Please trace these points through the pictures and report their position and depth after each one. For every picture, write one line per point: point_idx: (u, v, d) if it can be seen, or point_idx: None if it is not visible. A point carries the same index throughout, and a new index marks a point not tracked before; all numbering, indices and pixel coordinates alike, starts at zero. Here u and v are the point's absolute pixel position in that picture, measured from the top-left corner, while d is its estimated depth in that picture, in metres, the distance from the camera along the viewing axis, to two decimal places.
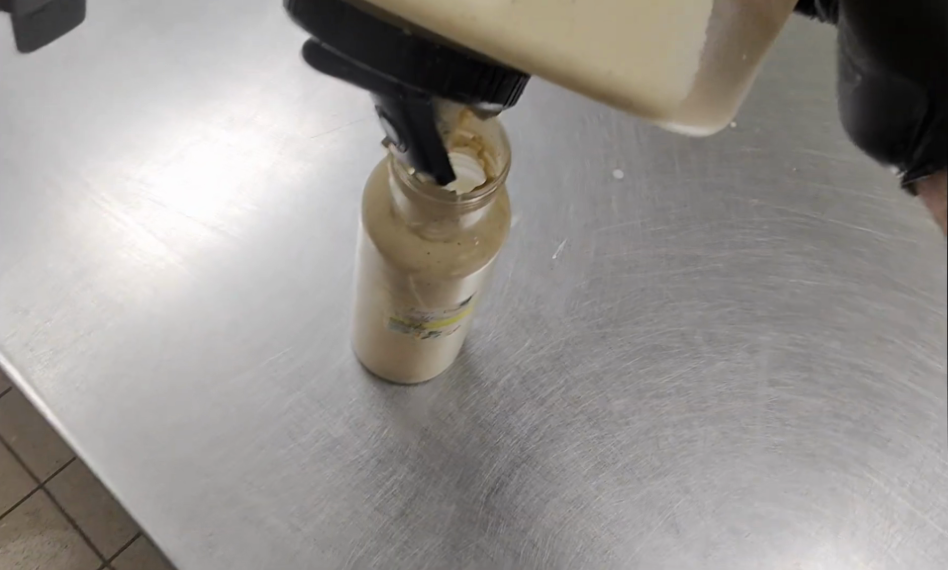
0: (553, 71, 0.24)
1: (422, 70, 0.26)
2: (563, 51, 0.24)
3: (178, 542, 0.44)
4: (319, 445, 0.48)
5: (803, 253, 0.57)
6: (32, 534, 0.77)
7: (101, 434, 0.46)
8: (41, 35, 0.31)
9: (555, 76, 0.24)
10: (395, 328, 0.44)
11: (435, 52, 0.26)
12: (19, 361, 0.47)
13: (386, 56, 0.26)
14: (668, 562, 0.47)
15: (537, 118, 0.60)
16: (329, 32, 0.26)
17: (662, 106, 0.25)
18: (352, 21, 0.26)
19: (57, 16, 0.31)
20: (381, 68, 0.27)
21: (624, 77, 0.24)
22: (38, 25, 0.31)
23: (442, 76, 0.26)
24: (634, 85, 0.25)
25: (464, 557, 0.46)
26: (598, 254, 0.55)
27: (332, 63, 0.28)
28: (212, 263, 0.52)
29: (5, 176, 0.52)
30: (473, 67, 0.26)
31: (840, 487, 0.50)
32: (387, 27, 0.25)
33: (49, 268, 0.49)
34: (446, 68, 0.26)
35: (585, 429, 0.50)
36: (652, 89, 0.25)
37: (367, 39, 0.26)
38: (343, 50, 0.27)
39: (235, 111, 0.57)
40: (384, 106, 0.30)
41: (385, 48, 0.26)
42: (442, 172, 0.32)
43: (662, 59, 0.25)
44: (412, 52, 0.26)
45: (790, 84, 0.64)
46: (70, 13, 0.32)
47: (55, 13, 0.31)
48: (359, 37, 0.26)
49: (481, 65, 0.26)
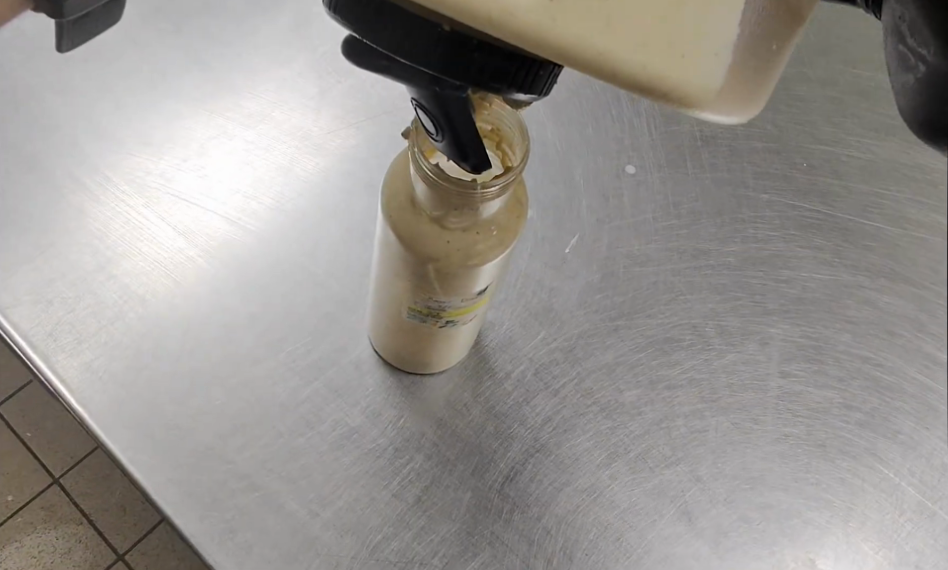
0: (589, 65, 0.24)
1: (461, 63, 0.27)
2: (600, 46, 0.24)
3: (200, 528, 0.45)
4: (336, 433, 0.49)
5: (813, 248, 0.58)
6: (47, 528, 0.82)
7: (124, 422, 0.47)
8: (82, 32, 0.32)
9: (592, 71, 0.25)
10: (414, 318, 0.45)
11: (474, 47, 0.27)
12: (44, 351, 0.48)
13: (426, 52, 0.27)
14: (680, 550, 0.48)
15: (549, 114, 0.60)
16: (371, 29, 0.27)
17: (701, 96, 0.25)
18: (390, 17, 0.27)
19: (98, 17, 0.32)
20: (419, 62, 0.27)
21: (662, 69, 0.25)
22: (81, 24, 0.31)
23: (479, 69, 0.27)
24: (672, 77, 0.25)
25: (480, 543, 0.47)
26: (611, 248, 0.56)
27: (372, 58, 0.29)
28: (231, 256, 0.53)
29: (28, 170, 0.53)
30: (509, 60, 0.27)
31: (849, 477, 0.50)
32: (427, 22, 0.26)
33: (71, 260, 0.51)
34: (482, 62, 0.27)
35: (598, 420, 0.51)
36: (690, 78, 0.25)
37: (406, 34, 0.27)
38: (381, 45, 0.28)
39: (252, 107, 0.58)
40: (420, 98, 0.31)
41: (424, 42, 0.27)
42: (478, 162, 0.33)
43: (699, 51, 0.25)
44: (450, 45, 0.27)
45: (799, 80, 0.65)
46: (110, 13, 0.32)
47: (98, 13, 0.32)
48: (397, 32, 0.27)
49: (517, 59, 0.27)
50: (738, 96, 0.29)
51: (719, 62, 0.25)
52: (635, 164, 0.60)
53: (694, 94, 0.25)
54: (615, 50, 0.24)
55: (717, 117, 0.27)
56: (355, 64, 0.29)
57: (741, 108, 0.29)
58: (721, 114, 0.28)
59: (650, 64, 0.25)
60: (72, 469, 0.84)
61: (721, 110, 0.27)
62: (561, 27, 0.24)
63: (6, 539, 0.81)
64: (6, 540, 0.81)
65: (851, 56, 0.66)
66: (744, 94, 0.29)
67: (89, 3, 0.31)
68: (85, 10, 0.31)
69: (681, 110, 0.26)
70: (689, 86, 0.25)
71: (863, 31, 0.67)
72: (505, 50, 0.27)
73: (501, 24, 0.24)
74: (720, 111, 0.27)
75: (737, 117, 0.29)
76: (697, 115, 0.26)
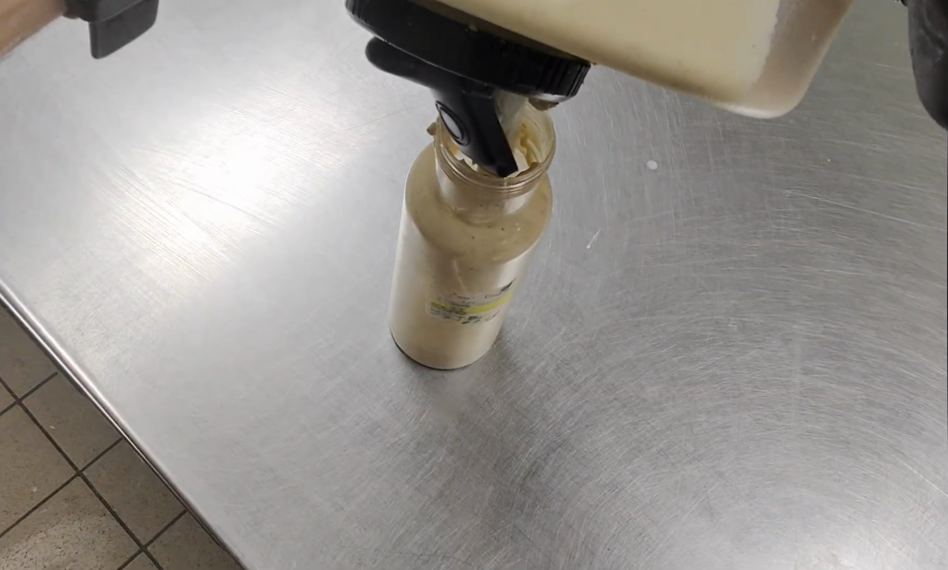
0: (622, 60, 0.24)
1: (490, 64, 0.27)
2: (634, 41, 0.24)
3: (226, 519, 0.45)
4: (359, 428, 0.49)
5: (836, 244, 0.57)
6: (72, 520, 0.83)
7: (151, 415, 0.47)
8: (115, 40, 0.33)
9: (625, 67, 0.25)
10: (437, 314, 0.45)
11: (501, 48, 0.27)
12: (72, 345, 0.49)
13: (454, 53, 0.27)
14: (702, 545, 0.48)
15: (570, 109, 0.60)
16: (398, 33, 0.28)
17: (737, 90, 0.25)
18: (415, 18, 0.27)
19: (128, 20, 0.32)
20: (445, 64, 0.28)
21: (696, 63, 0.25)
22: (114, 32, 0.32)
23: (507, 69, 0.27)
24: (706, 71, 0.25)
25: (502, 537, 0.47)
26: (632, 244, 0.56)
27: (397, 61, 0.30)
28: (253, 251, 0.53)
29: (55, 166, 0.53)
30: (537, 60, 0.27)
31: (873, 474, 0.50)
32: (454, 21, 0.27)
33: (98, 255, 0.51)
34: (510, 61, 0.27)
35: (620, 415, 0.51)
36: (725, 71, 0.25)
37: (431, 34, 0.27)
38: (407, 48, 0.28)
39: (274, 103, 0.59)
40: (445, 101, 0.31)
41: (449, 43, 0.27)
42: (503, 164, 0.34)
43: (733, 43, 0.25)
44: (478, 43, 0.27)
45: (824, 75, 0.64)
46: (141, 19, 0.33)
47: (128, 20, 0.32)
48: (422, 34, 0.27)
49: (545, 58, 0.27)
50: (776, 89, 0.28)
51: (754, 55, 0.25)
52: (657, 160, 0.60)
53: (729, 87, 0.25)
54: (649, 44, 0.24)
55: (751, 113, 0.28)
56: (380, 69, 0.30)
57: (779, 99, 0.28)
58: (755, 110, 0.27)
59: (684, 59, 0.24)
60: (96, 461, 0.85)
61: (755, 104, 0.27)
62: (593, 23, 0.24)
63: (32, 530, 0.82)
64: (32, 531, 0.82)
65: (874, 50, 0.66)
66: (782, 85, 0.29)
67: (120, 6, 0.31)
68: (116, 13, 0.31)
69: (715, 104, 0.26)
70: (724, 79, 0.25)
71: (886, 25, 0.67)
72: (534, 49, 0.27)
73: (532, 21, 0.24)
74: (754, 105, 0.27)
75: (775, 110, 0.29)
76: (732, 109, 0.26)
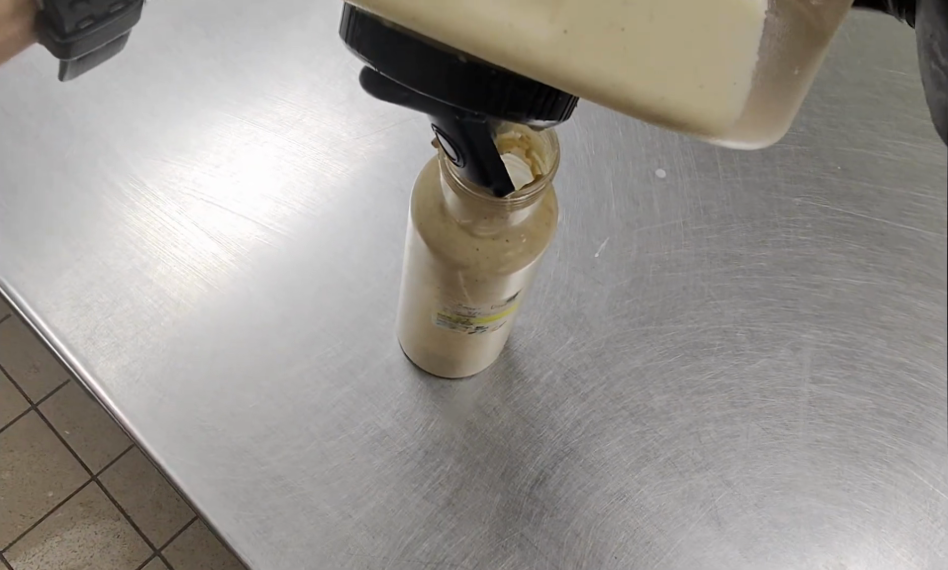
0: (604, 96, 0.24)
1: (481, 94, 0.28)
2: (620, 78, 0.24)
3: (235, 526, 0.46)
4: (368, 437, 0.49)
5: (847, 252, 0.57)
6: (86, 524, 0.83)
7: (160, 423, 0.48)
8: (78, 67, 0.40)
9: (608, 102, 0.25)
10: (443, 324, 0.45)
11: (490, 78, 0.27)
12: (84, 354, 0.49)
13: (445, 83, 0.28)
14: (710, 554, 0.48)
15: (578, 118, 0.61)
16: (392, 61, 0.28)
17: (720, 126, 0.25)
18: (408, 49, 0.27)
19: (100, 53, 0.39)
20: (438, 93, 0.28)
21: (681, 98, 0.25)
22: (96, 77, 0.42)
23: (498, 99, 0.28)
24: (691, 107, 0.25)
25: (509, 545, 0.47)
26: (640, 254, 0.56)
27: (390, 88, 0.30)
28: (261, 260, 0.54)
29: (67, 176, 0.54)
30: (527, 89, 0.28)
31: (883, 483, 0.50)
32: (444, 53, 0.27)
33: (109, 264, 0.52)
34: (500, 91, 0.28)
35: (627, 424, 0.51)
36: (706, 108, 0.25)
37: (424, 65, 0.28)
38: (400, 76, 0.28)
39: (282, 112, 0.59)
40: (441, 125, 0.32)
41: (441, 74, 0.28)
42: (500, 185, 0.34)
43: (719, 76, 0.25)
44: (467, 75, 0.27)
45: (835, 82, 0.64)
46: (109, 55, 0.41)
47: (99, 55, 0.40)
48: (414, 64, 0.28)
49: (534, 88, 0.28)
50: (762, 120, 0.28)
51: (737, 87, 0.25)
52: (665, 168, 0.60)
53: (712, 124, 0.25)
54: (634, 80, 0.24)
55: (739, 144, 0.27)
56: (374, 97, 0.31)
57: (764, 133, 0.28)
58: (748, 143, 0.28)
59: (671, 94, 0.25)
60: (109, 466, 0.86)
61: (745, 135, 0.27)
62: (579, 58, 0.24)
63: (47, 534, 0.83)
64: (48, 535, 0.83)
65: (885, 56, 0.66)
66: (767, 117, 0.28)
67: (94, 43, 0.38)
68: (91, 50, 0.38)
69: (694, 138, 0.26)
70: (708, 115, 0.25)
71: (897, 31, 0.67)
72: (522, 81, 0.27)
73: (516, 56, 0.24)
74: (744, 139, 0.27)
75: (765, 141, 0.29)
76: (718, 142, 0.27)
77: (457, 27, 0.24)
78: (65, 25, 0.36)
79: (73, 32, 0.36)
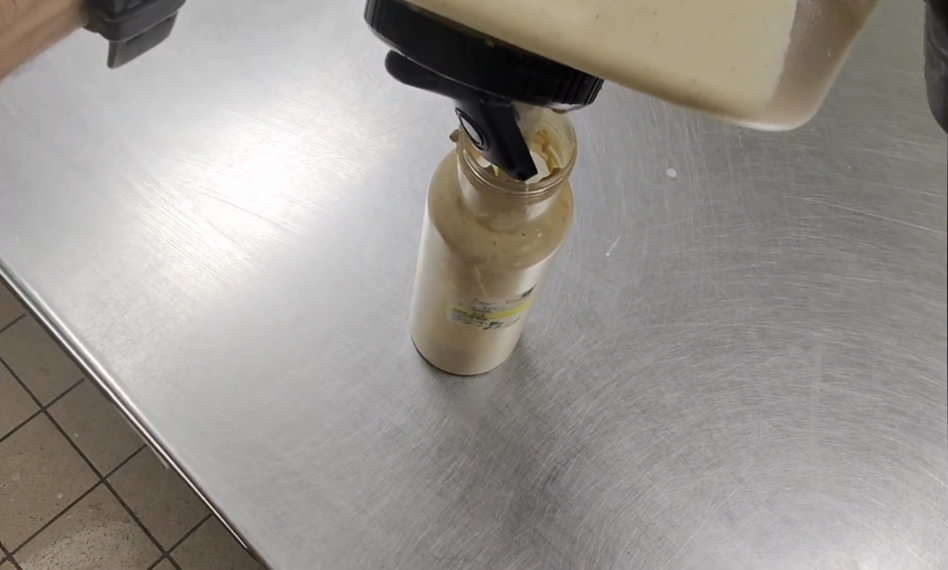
0: (637, 81, 0.24)
1: (507, 80, 0.29)
2: (649, 64, 0.24)
3: (251, 520, 0.46)
4: (382, 433, 0.50)
5: (858, 251, 0.58)
6: (95, 525, 0.84)
7: (176, 419, 0.48)
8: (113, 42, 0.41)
9: (640, 86, 0.25)
10: (458, 320, 0.46)
11: (517, 63, 0.28)
12: (100, 351, 0.50)
13: (472, 69, 0.29)
14: (722, 550, 0.48)
15: (589, 119, 0.61)
16: (420, 48, 0.29)
17: (758, 110, 0.25)
18: (436, 37, 0.28)
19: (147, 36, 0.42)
20: (464, 77, 0.29)
21: (714, 82, 0.24)
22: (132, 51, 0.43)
23: (524, 83, 0.29)
24: (726, 90, 0.25)
25: (523, 541, 0.48)
26: (651, 252, 0.57)
27: (417, 73, 0.31)
28: (274, 258, 0.54)
29: (81, 176, 0.55)
30: (553, 73, 0.28)
31: (894, 481, 0.50)
32: (471, 38, 0.28)
33: (125, 262, 0.53)
34: (526, 75, 0.28)
35: (639, 421, 0.51)
36: (741, 91, 0.25)
37: (451, 51, 0.28)
38: (428, 63, 0.29)
39: (295, 112, 0.60)
40: (465, 109, 0.33)
41: (467, 59, 0.28)
42: (523, 169, 0.35)
43: (749, 61, 0.25)
44: (495, 60, 0.28)
45: (844, 82, 0.65)
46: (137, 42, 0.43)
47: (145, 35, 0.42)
48: (442, 51, 0.28)
49: (561, 72, 0.28)
50: (803, 104, 0.27)
51: (770, 72, 0.25)
52: (676, 167, 0.60)
53: (749, 108, 0.25)
54: (662, 65, 0.24)
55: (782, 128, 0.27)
56: (401, 82, 0.32)
57: (805, 114, 0.27)
58: (789, 126, 0.27)
59: (701, 79, 0.24)
60: (118, 468, 0.87)
61: (786, 120, 0.26)
62: (607, 43, 0.24)
63: (57, 535, 0.83)
64: (58, 537, 0.83)
65: (896, 58, 0.66)
66: (807, 102, 0.27)
67: (141, 25, 0.40)
68: (137, 31, 0.40)
69: (733, 123, 0.25)
70: (743, 98, 0.25)
71: (908, 33, 0.67)
72: (549, 65, 0.28)
73: (545, 41, 0.24)
74: (785, 123, 0.26)
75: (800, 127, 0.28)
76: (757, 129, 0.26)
77: (485, 13, 0.24)
78: (116, 5, 0.38)
79: (122, 12, 0.39)
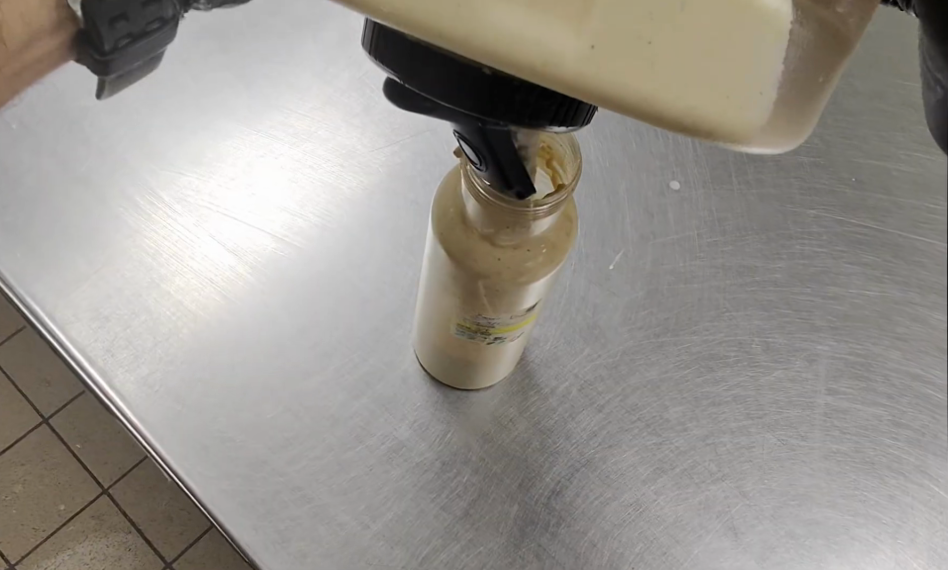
0: (633, 108, 0.23)
1: (504, 105, 0.29)
2: (645, 91, 0.23)
3: (254, 536, 0.46)
4: (385, 448, 0.50)
5: (862, 264, 0.58)
6: (97, 537, 0.83)
7: (178, 435, 0.48)
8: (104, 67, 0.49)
9: (633, 113, 0.24)
10: (463, 335, 0.46)
11: (514, 88, 0.28)
12: (102, 366, 0.50)
13: (470, 96, 0.29)
14: (727, 564, 0.48)
15: (591, 131, 0.61)
16: (418, 75, 0.29)
17: (748, 133, 0.24)
18: (432, 65, 0.28)
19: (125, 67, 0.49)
20: (463, 104, 0.29)
21: (709, 109, 0.24)
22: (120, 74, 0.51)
23: (521, 107, 0.29)
24: (720, 119, 0.24)
25: (527, 555, 0.47)
26: (655, 266, 0.57)
27: (413, 99, 0.31)
28: (277, 271, 0.54)
29: (82, 189, 0.55)
30: (549, 98, 0.28)
31: (898, 494, 0.50)
32: (468, 67, 0.27)
33: (126, 275, 0.53)
34: (524, 99, 0.28)
35: (644, 435, 0.51)
36: (735, 116, 0.24)
37: (448, 78, 0.28)
38: (426, 90, 0.29)
39: (298, 125, 0.60)
40: (462, 132, 0.33)
41: (465, 86, 0.28)
42: (520, 189, 0.35)
43: (746, 86, 0.24)
44: (492, 88, 0.28)
45: (847, 94, 0.65)
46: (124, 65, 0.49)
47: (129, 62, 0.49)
48: (440, 78, 0.28)
49: (557, 98, 0.28)
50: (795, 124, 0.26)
51: (764, 97, 0.24)
52: (680, 180, 0.60)
53: (736, 134, 0.24)
54: (660, 93, 0.23)
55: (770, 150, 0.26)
56: (398, 106, 0.32)
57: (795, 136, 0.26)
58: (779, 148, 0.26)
59: (696, 106, 0.23)
60: (121, 479, 0.86)
61: (775, 143, 0.25)
62: (604, 71, 0.23)
63: (59, 547, 0.83)
64: (61, 548, 0.83)
65: (900, 69, 0.66)
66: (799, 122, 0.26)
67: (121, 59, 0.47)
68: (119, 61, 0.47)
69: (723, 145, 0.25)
70: (732, 127, 0.24)
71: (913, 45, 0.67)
72: (546, 91, 0.28)
73: (537, 69, 0.23)
74: (772, 146, 0.26)
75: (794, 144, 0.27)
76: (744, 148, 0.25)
77: (481, 43, 0.23)
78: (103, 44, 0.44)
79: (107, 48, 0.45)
